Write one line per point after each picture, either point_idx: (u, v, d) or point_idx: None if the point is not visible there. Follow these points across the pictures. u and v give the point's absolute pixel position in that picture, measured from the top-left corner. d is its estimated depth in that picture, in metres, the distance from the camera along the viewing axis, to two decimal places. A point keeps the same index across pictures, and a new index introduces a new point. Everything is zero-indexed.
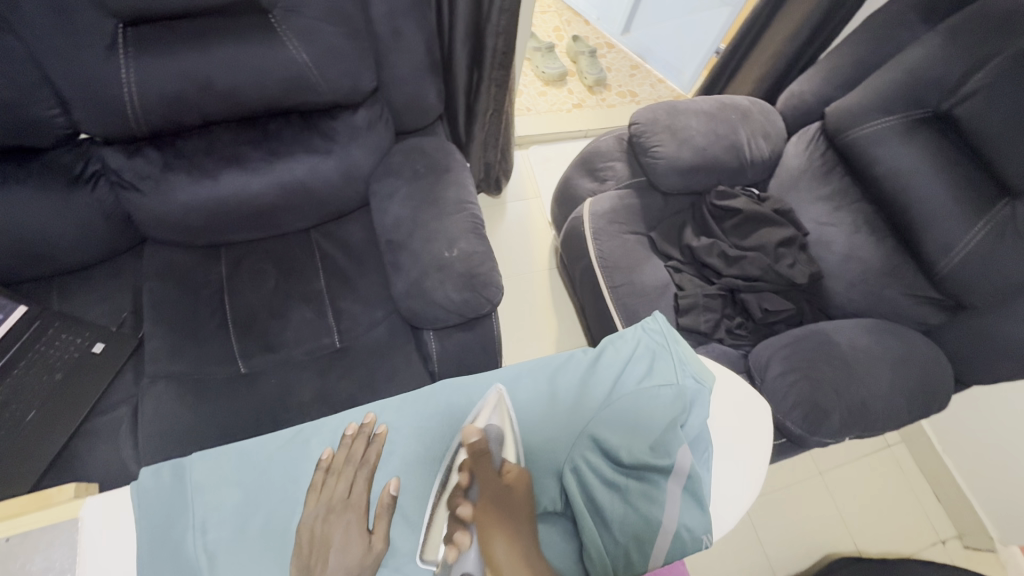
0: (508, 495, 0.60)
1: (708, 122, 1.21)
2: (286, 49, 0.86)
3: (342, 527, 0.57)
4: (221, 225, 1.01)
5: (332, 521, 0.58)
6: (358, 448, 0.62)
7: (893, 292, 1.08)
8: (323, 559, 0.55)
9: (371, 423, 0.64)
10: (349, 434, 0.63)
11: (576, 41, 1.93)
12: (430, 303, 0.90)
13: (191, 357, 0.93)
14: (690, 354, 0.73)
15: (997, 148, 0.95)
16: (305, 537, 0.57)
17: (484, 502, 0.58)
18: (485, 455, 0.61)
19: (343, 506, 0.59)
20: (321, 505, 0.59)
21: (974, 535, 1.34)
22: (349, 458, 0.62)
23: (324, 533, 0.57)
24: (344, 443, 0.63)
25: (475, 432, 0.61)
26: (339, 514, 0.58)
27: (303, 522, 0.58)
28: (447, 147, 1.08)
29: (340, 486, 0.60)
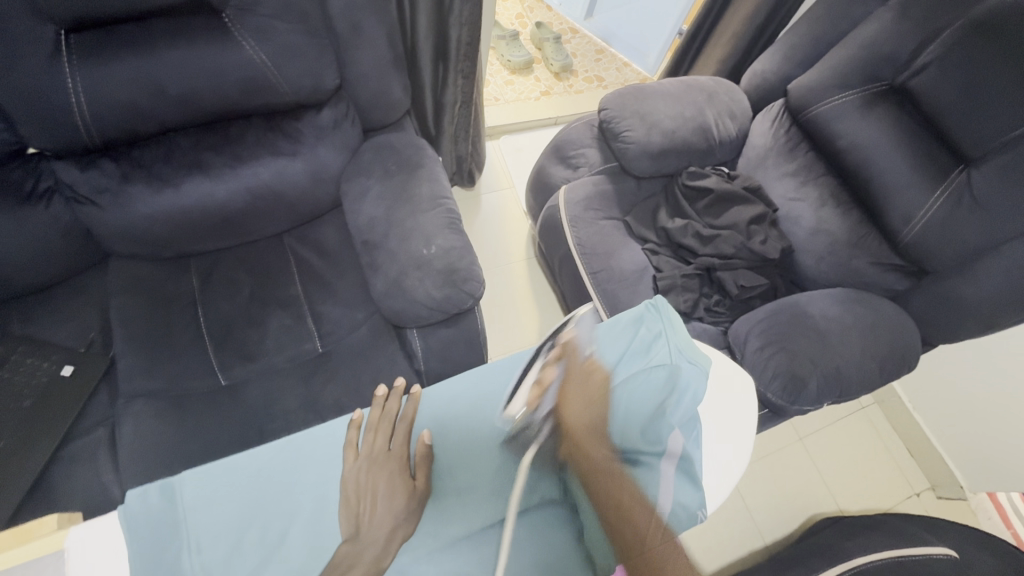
0: (588, 380, 0.69)
1: (676, 105, 1.22)
2: (241, 50, 0.83)
3: (385, 476, 0.62)
4: (187, 234, 0.97)
5: (375, 472, 0.62)
6: (392, 406, 0.68)
7: (860, 262, 1.12)
8: (371, 506, 0.60)
9: (402, 385, 0.69)
10: (382, 396, 0.68)
11: (540, 28, 1.92)
12: (411, 301, 0.89)
13: (168, 373, 0.91)
14: (685, 337, 0.75)
15: (951, 119, 0.98)
16: (353, 484, 0.61)
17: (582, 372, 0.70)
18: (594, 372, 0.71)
19: (385, 456, 0.63)
20: (362, 460, 0.63)
21: (946, 485, 1.41)
22: (385, 415, 0.68)
23: (370, 480, 0.61)
24: (378, 403, 0.68)
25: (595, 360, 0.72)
26: (381, 465, 0.62)
27: (346, 476, 0.61)
28: (418, 143, 1.06)
29: (383, 436, 0.65)
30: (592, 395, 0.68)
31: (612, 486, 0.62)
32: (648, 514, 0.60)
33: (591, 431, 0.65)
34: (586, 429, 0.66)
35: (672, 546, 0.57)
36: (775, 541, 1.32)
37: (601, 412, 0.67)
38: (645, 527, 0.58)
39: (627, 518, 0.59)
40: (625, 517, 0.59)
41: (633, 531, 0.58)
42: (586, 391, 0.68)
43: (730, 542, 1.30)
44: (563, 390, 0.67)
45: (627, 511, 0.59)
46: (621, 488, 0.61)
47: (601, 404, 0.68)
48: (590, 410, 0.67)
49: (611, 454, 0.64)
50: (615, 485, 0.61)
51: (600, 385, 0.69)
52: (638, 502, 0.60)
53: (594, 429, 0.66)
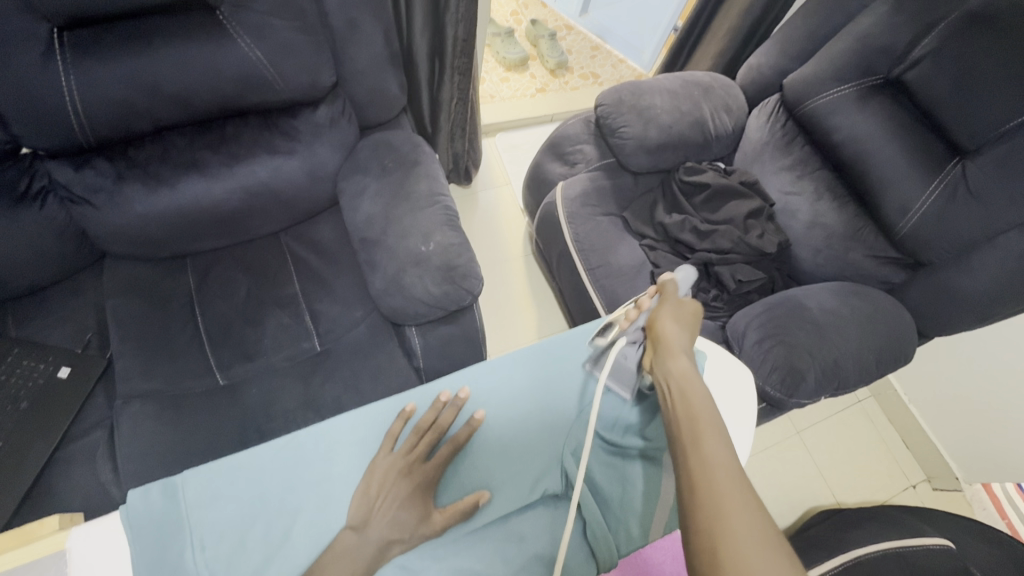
0: (681, 309, 0.71)
1: (673, 100, 1.23)
2: (237, 47, 0.83)
3: (407, 485, 0.60)
4: (184, 234, 0.97)
5: (401, 476, 0.61)
6: (448, 417, 0.65)
7: (856, 255, 1.13)
8: (385, 506, 0.58)
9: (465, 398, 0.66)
10: (444, 401, 0.65)
11: (535, 25, 1.91)
12: (410, 298, 0.89)
13: (166, 373, 0.90)
14: None
15: (945, 112, 0.99)
16: (375, 482, 0.60)
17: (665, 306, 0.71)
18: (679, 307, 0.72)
19: (419, 469, 0.62)
20: (397, 459, 0.62)
21: (942, 477, 1.42)
22: (436, 423, 0.64)
23: (393, 485, 0.60)
24: (439, 406, 0.65)
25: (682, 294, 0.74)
26: (408, 476, 0.61)
27: (377, 463, 0.61)
28: (415, 140, 1.06)
29: (426, 447, 0.63)
30: (683, 321, 0.69)
31: (689, 403, 0.58)
32: (722, 445, 0.53)
33: (675, 347, 0.65)
34: (670, 346, 0.66)
35: (739, 471, 0.50)
36: None
37: (689, 337, 0.67)
38: (716, 455, 0.52)
39: (696, 433, 0.54)
40: (696, 431, 0.55)
41: (703, 452, 0.52)
42: (678, 318, 0.70)
43: None
44: (654, 313, 0.70)
45: (699, 426, 0.55)
46: (695, 403, 0.57)
47: (690, 333, 0.69)
48: (680, 330, 0.67)
49: (691, 371, 0.62)
50: (691, 399, 0.58)
51: (691, 315, 0.71)
52: (712, 424, 0.54)
53: (678, 348, 0.65)
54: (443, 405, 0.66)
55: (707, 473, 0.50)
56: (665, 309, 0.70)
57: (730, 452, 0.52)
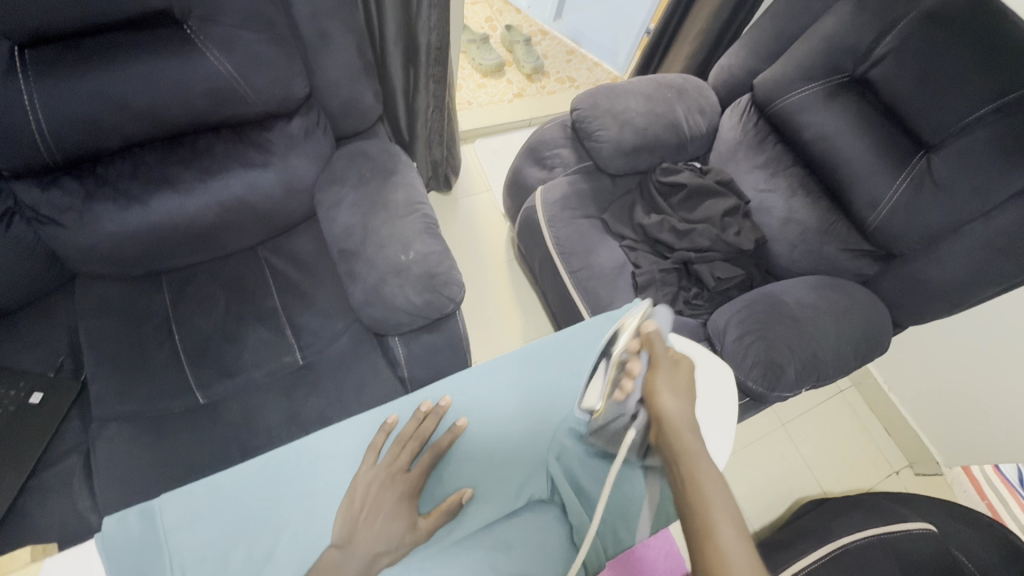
0: (675, 371, 0.64)
1: (647, 102, 1.24)
2: (206, 61, 0.82)
3: (393, 496, 0.60)
4: (158, 251, 0.95)
5: (386, 485, 0.61)
6: (429, 425, 0.65)
7: (831, 249, 1.15)
8: (371, 518, 0.58)
9: (445, 404, 0.66)
10: (423, 411, 0.65)
11: (509, 31, 1.93)
12: (392, 308, 0.89)
13: (143, 394, 0.88)
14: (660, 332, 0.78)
15: (909, 107, 1.02)
16: (360, 493, 0.60)
17: (658, 369, 0.64)
18: (675, 368, 0.64)
19: (402, 478, 0.61)
20: (379, 470, 0.62)
21: (924, 462, 1.45)
22: (417, 432, 0.64)
23: (378, 495, 0.60)
24: (416, 417, 0.65)
25: (657, 331, 0.68)
26: (392, 485, 0.61)
27: (360, 477, 0.61)
28: (391, 149, 1.06)
29: (408, 454, 0.62)
30: (681, 389, 0.62)
31: (699, 492, 0.53)
32: (738, 538, 0.50)
33: (680, 426, 0.59)
34: (674, 424, 0.59)
35: (756, 564, 0.48)
36: (763, 528, 1.35)
37: (689, 406, 0.61)
38: (731, 548, 0.50)
39: (709, 521, 0.51)
40: (708, 517, 0.52)
41: (717, 546, 0.50)
42: (675, 383, 0.63)
43: None
44: (649, 380, 0.63)
45: (711, 519, 0.51)
46: (706, 493, 0.53)
47: (689, 398, 0.62)
48: (680, 401, 0.61)
49: (700, 450, 0.57)
50: (702, 491, 0.53)
51: (687, 376, 0.64)
52: (724, 515, 0.51)
53: (683, 425, 0.59)
54: (424, 415, 0.66)
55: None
56: (660, 377, 0.63)
57: (744, 542, 0.50)
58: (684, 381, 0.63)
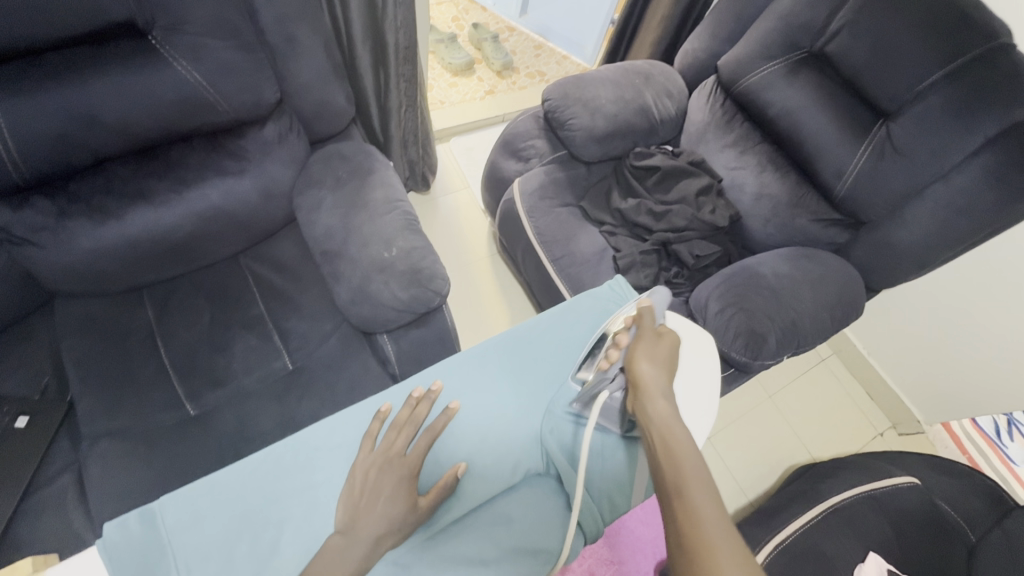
0: (659, 343, 0.66)
1: (615, 89, 1.26)
2: (173, 71, 0.82)
3: (393, 479, 0.60)
4: (137, 266, 0.94)
5: (384, 470, 0.61)
6: (422, 409, 0.65)
7: (802, 220, 1.18)
8: (371, 503, 0.59)
9: (437, 389, 0.67)
10: (416, 397, 0.66)
11: (477, 28, 1.94)
12: (378, 305, 0.90)
13: (133, 410, 0.88)
14: (644, 310, 0.79)
15: (866, 79, 1.06)
16: (359, 480, 0.60)
17: (642, 341, 0.66)
18: (659, 342, 0.66)
19: (400, 461, 0.62)
20: (376, 455, 0.62)
21: (906, 423, 1.51)
22: (412, 417, 0.65)
23: (378, 480, 0.60)
24: (410, 403, 0.66)
25: (647, 307, 0.70)
26: (391, 469, 0.61)
27: (358, 464, 0.61)
28: (367, 150, 1.06)
29: (405, 436, 0.63)
30: (663, 360, 0.64)
31: (672, 452, 0.56)
32: (707, 494, 0.52)
33: (655, 392, 0.62)
34: (649, 390, 0.62)
35: (721, 513, 0.50)
36: (757, 497, 1.39)
37: (667, 375, 0.63)
38: (703, 511, 0.51)
39: (682, 487, 0.53)
40: (680, 484, 0.54)
41: (689, 507, 0.51)
42: (656, 354, 0.65)
43: None
44: (631, 349, 0.65)
45: (683, 484, 0.53)
46: (675, 453, 0.56)
47: (668, 366, 0.64)
48: (658, 370, 0.63)
49: (673, 418, 0.59)
50: (672, 448, 0.57)
51: (669, 348, 0.66)
52: (697, 481, 0.53)
53: (659, 392, 0.62)
54: (416, 401, 0.66)
55: (695, 528, 0.50)
56: (643, 348, 0.65)
57: (714, 502, 0.52)
58: (672, 353, 0.65)
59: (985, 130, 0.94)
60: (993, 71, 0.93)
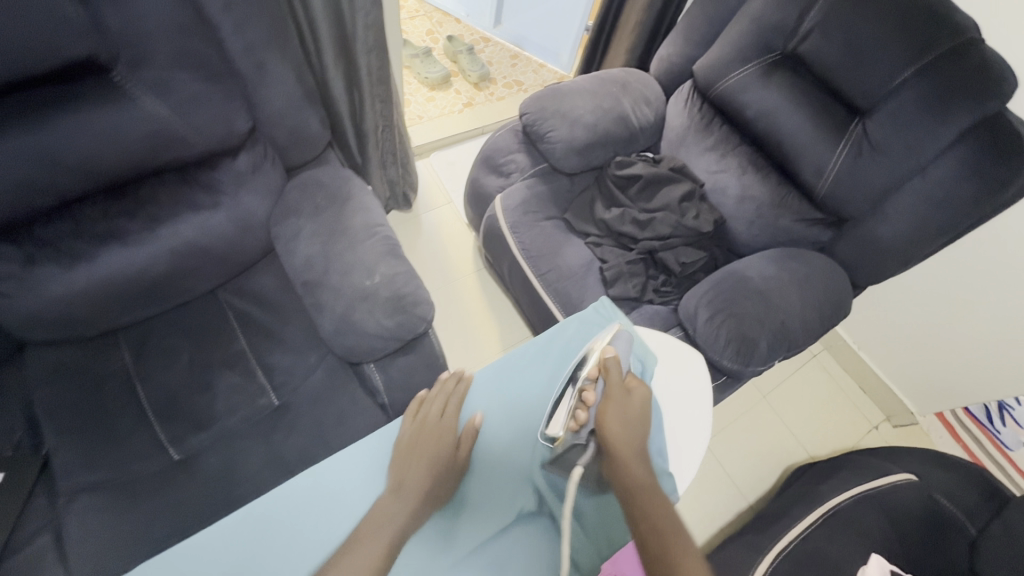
0: (629, 402, 0.68)
1: (592, 99, 1.25)
2: (140, 106, 0.80)
3: (432, 440, 0.65)
4: (113, 307, 0.91)
5: (425, 431, 0.65)
6: (455, 385, 0.71)
7: (786, 221, 1.18)
8: (415, 460, 0.62)
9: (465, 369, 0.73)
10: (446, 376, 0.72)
11: (451, 41, 1.93)
12: (363, 335, 0.88)
13: (113, 459, 0.85)
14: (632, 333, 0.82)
15: (840, 78, 1.06)
16: (407, 438, 0.65)
17: (610, 401, 0.67)
18: (625, 398, 0.68)
19: (440, 424, 0.66)
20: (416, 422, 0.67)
21: (900, 414, 1.52)
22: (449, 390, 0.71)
23: (419, 442, 0.64)
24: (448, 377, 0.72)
25: (610, 351, 0.72)
26: (431, 429, 0.66)
27: (402, 432, 0.66)
28: (344, 175, 1.04)
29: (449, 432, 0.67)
30: (630, 419, 0.67)
31: (649, 518, 0.59)
32: (688, 560, 0.56)
33: (628, 457, 0.64)
34: (624, 453, 0.64)
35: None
36: (757, 499, 1.39)
37: (637, 436, 0.66)
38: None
39: (667, 556, 0.56)
40: (665, 554, 0.56)
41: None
42: (626, 412, 0.68)
43: (717, 509, 1.36)
44: (601, 410, 0.67)
45: (668, 553, 0.56)
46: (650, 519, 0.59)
47: (640, 427, 0.67)
48: (629, 432, 0.66)
49: (650, 482, 0.62)
50: (649, 515, 0.59)
51: (636, 407, 0.68)
52: (682, 550, 0.56)
53: (632, 454, 0.65)
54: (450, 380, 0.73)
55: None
56: (611, 409, 0.66)
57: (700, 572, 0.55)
58: (639, 408, 0.68)
59: (959, 123, 0.94)
60: (964, 65, 0.93)
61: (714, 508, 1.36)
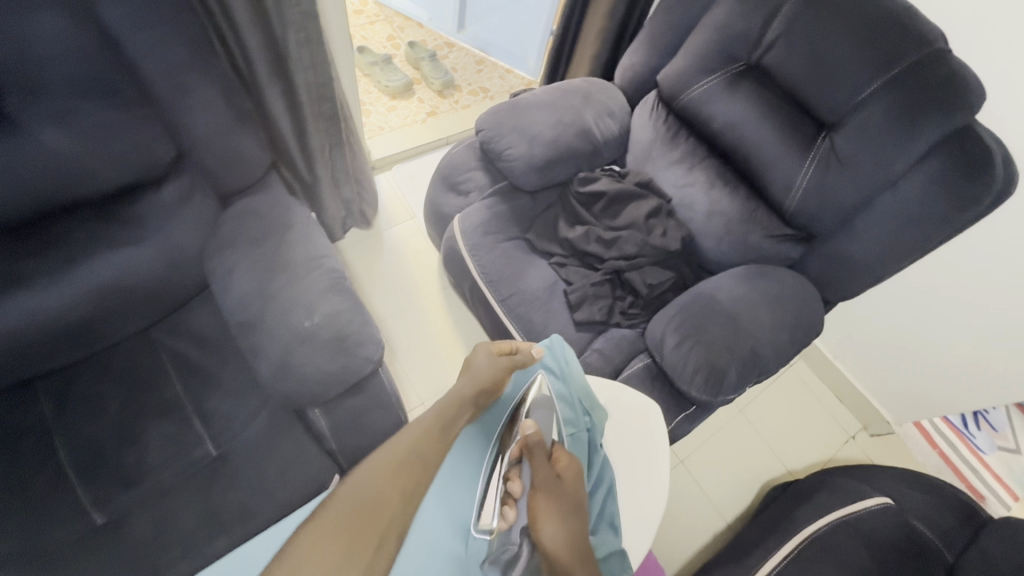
0: (559, 487, 0.68)
1: (553, 113, 1.20)
2: (39, 139, 0.72)
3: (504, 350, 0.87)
4: (24, 357, 0.82)
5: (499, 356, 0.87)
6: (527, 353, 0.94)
7: (756, 237, 1.14)
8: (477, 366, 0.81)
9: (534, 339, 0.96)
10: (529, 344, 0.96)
11: (412, 48, 1.85)
12: (304, 381, 0.81)
13: (24, 528, 0.76)
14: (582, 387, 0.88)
15: (806, 90, 1.02)
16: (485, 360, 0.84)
17: (537, 492, 0.67)
18: (553, 484, 0.68)
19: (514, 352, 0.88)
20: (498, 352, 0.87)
21: (876, 423, 1.50)
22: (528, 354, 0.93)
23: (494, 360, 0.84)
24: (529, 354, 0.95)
25: (531, 428, 0.70)
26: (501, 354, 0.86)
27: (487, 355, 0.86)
28: (285, 202, 0.97)
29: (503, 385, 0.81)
30: (561, 509, 0.66)
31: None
32: None
33: (565, 559, 0.62)
34: (558, 556, 0.62)
35: None
36: (736, 519, 1.35)
37: (570, 529, 0.65)
38: None
39: None
40: None
41: None
42: (557, 503, 0.67)
43: (695, 531, 1.32)
44: (531, 505, 0.66)
45: None
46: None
47: (574, 512, 0.67)
48: (559, 531, 0.64)
49: None
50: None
51: (564, 492, 0.68)
52: None
53: (568, 558, 0.62)
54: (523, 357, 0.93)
55: None
56: (540, 504, 0.66)
57: None
58: (568, 489, 0.69)
59: (927, 137, 0.91)
60: (930, 78, 0.90)
61: (691, 531, 1.32)
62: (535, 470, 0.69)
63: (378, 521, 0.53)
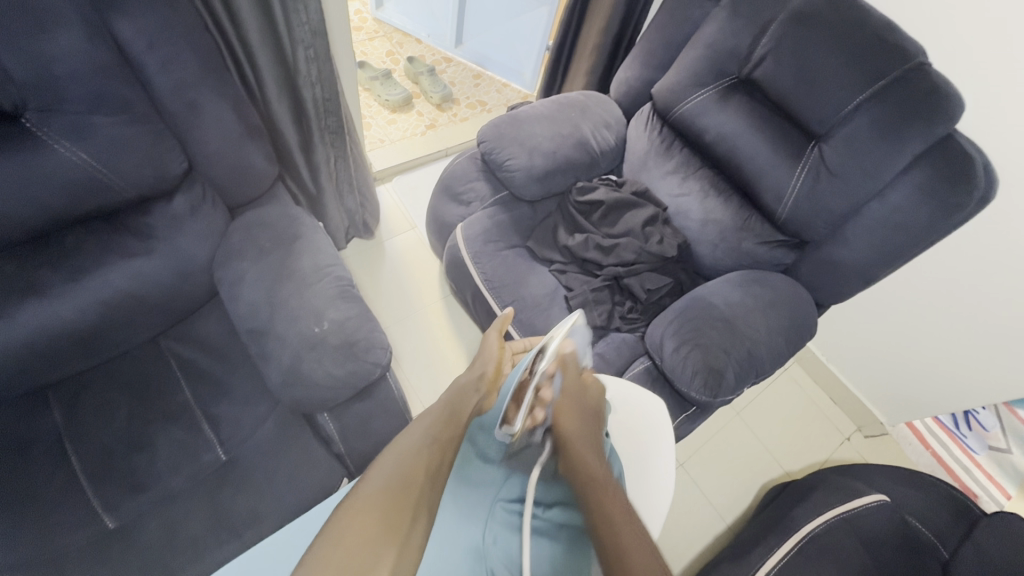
0: (583, 397, 0.78)
1: (551, 125, 1.24)
2: (56, 153, 0.74)
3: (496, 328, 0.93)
4: (37, 366, 0.84)
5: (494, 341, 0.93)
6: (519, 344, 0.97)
7: (749, 244, 1.18)
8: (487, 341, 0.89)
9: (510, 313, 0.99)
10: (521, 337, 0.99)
11: (412, 63, 1.90)
12: (313, 385, 0.83)
13: (34, 534, 0.77)
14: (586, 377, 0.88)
15: (794, 103, 1.06)
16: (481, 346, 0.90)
17: (564, 396, 0.77)
18: (579, 391, 0.78)
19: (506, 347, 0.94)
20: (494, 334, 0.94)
21: (870, 425, 1.53)
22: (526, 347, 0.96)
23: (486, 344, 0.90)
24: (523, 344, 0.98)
25: (569, 346, 0.83)
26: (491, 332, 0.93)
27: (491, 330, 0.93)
28: (292, 213, 0.99)
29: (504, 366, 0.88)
30: (583, 411, 0.75)
31: (600, 495, 0.63)
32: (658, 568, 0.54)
33: (580, 444, 0.70)
34: (576, 441, 0.71)
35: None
36: (735, 521, 1.37)
37: (589, 427, 0.74)
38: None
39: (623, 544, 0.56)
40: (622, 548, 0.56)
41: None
42: (580, 408, 0.76)
43: (696, 535, 1.33)
44: (558, 404, 0.76)
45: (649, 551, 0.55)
46: (608, 498, 0.63)
47: (592, 418, 0.75)
48: (581, 424, 0.73)
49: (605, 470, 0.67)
50: (603, 497, 0.62)
51: (591, 400, 0.78)
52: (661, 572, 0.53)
53: (584, 444, 0.71)
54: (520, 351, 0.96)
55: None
56: (566, 406, 0.75)
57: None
58: (592, 401, 0.78)
59: (912, 147, 0.95)
60: (913, 92, 0.94)
61: (693, 533, 1.34)
62: (566, 373, 0.79)
63: (405, 500, 0.56)
